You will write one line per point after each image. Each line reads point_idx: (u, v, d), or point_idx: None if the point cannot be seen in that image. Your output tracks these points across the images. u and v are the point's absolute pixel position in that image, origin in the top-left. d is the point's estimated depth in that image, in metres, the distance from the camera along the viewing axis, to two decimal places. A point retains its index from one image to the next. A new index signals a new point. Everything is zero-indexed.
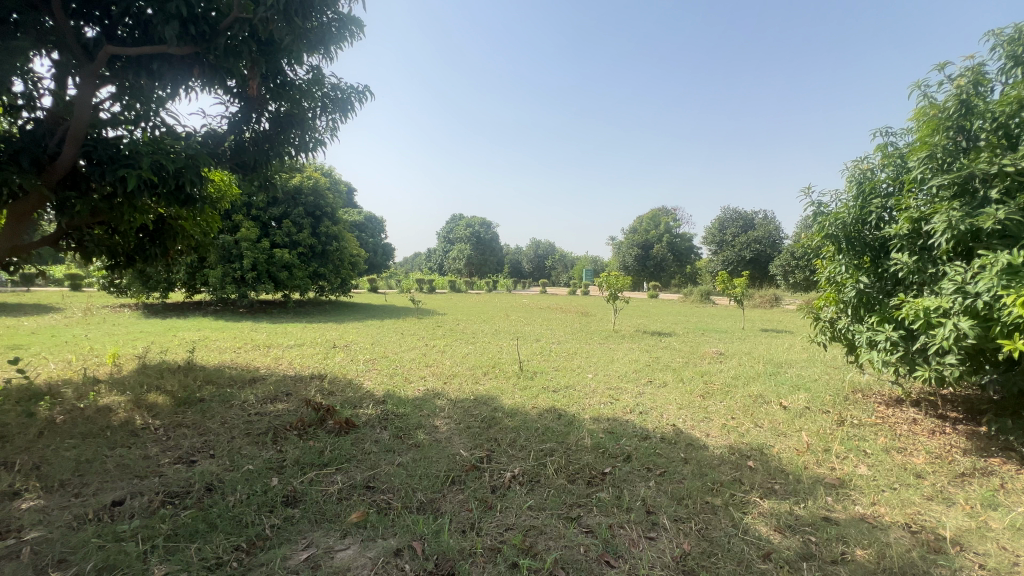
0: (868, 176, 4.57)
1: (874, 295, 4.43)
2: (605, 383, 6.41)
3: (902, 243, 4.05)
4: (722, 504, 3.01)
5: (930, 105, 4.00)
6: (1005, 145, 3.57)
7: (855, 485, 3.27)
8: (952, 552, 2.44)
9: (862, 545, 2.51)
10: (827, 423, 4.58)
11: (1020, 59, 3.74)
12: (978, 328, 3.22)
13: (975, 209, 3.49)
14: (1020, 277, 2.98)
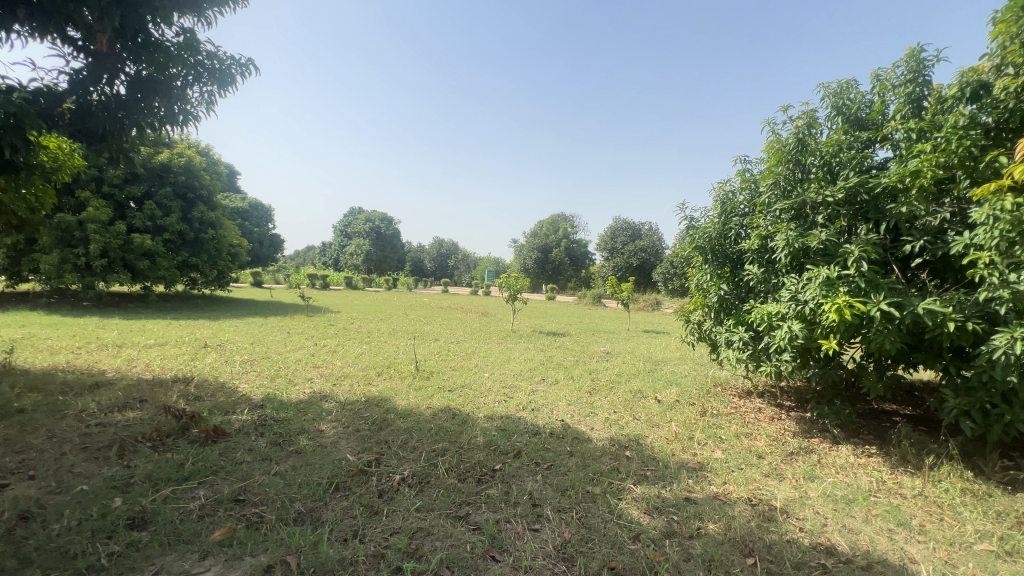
0: (729, 197, 5.23)
1: (731, 301, 5.08)
2: (502, 382, 6.53)
3: (754, 256, 4.69)
4: (600, 492, 3.23)
5: (776, 140, 4.70)
6: (828, 178, 4.31)
7: (712, 468, 3.71)
8: (780, 519, 2.88)
9: (714, 520, 2.86)
10: (692, 414, 5.16)
11: (841, 110, 4.55)
12: (806, 330, 3.84)
13: (806, 231, 4.18)
14: (834, 288, 3.60)
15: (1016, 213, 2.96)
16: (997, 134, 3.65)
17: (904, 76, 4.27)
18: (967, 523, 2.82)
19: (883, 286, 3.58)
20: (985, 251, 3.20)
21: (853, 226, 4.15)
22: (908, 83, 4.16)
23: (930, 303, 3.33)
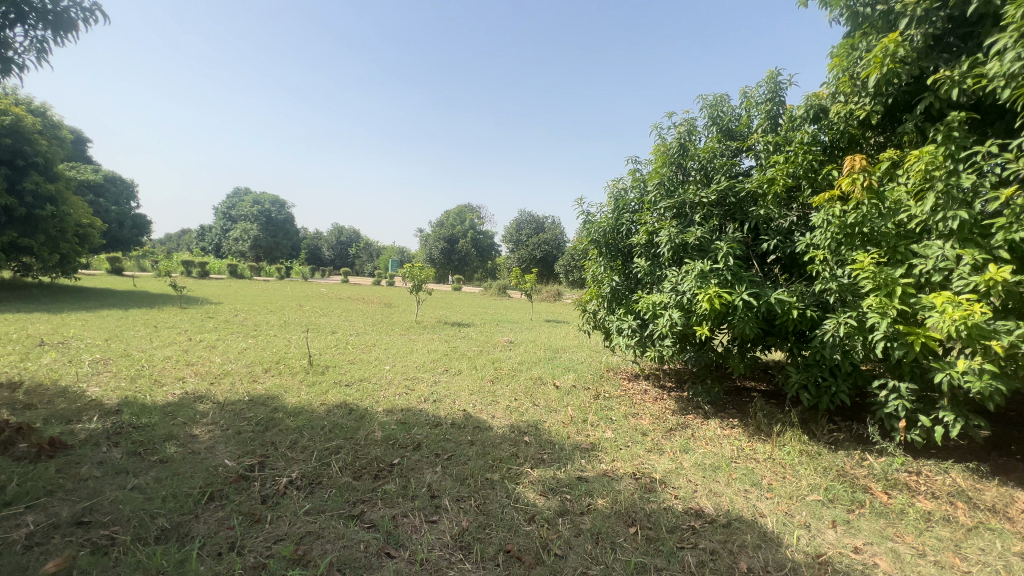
0: (622, 194, 5.60)
1: (622, 291, 5.46)
2: (403, 374, 6.34)
3: (642, 250, 5.07)
4: (499, 478, 3.29)
5: (662, 143, 5.12)
6: (704, 181, 4.79)
7: (602, 447, 3.98)
8: (659, 489, 3.18)
9: (603, 495, 3.07)
10: (587, 397, 5.48)
11: (715, 120, 5.08)
12: (684, 318, 4.25)
13: (684, 228, 4.61)
14: (707, 280, 4.03)
15: (842, 218, 3.55)
16: (831, 151, 4.33)
17: (765, 95, 4.88)
18: (803, 479, 3.34)
19: (745, 278, 4.08)
20: (820, 250, 3.80)
21: (723, 225, 4.66)
22: (768, 102, 4.76)
23: (780, 293, 3.86)
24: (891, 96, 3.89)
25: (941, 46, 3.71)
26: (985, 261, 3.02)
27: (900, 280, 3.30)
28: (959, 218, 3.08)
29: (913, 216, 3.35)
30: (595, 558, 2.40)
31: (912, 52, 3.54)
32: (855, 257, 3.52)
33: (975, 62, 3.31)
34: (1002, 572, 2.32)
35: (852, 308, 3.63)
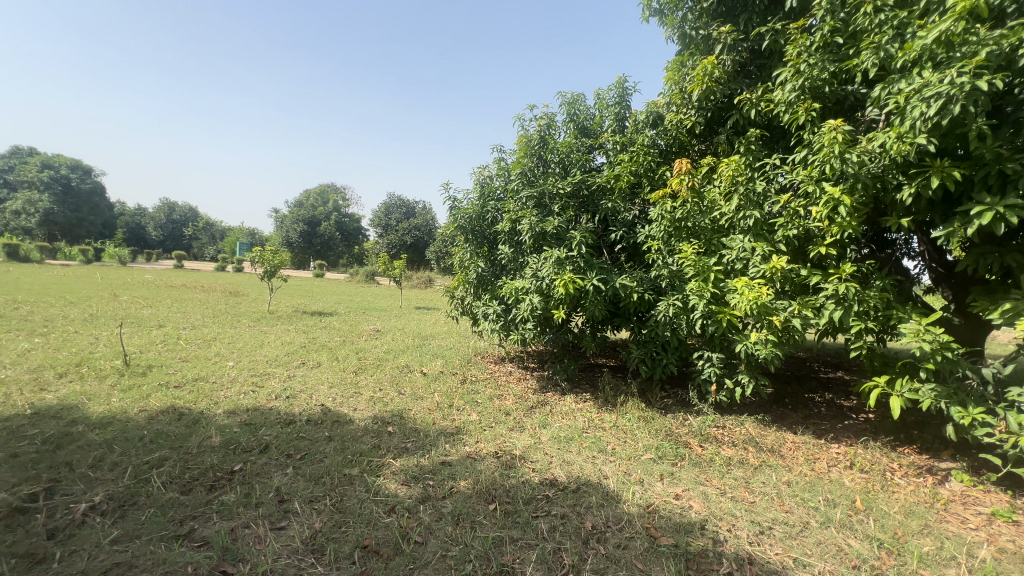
0: (487, 182, 5.70)
1: (487, 277, 5.58)
2: (249, 371, 5.66)
3: (506, 237, 5.23)
4: (358, 472, 3.14)
5: (524, 134, 5.32)
6: (562, 174, 5.11)
7: (467, 430, 4.04)
8: (518, 465, 3.35)
9: (465, 477, 3.12)
10: (453, 383, 5.52)
11: (572, 117, 5.43)
12: (543, 302, 4.51)
13: (544, 218, 4.87)
14: (563, 267, 4.32)
15: (672, 213, 4.08)
16: (666, 154, 4.95)
17: (614, 99, 5.36)
18: (639, 441, 3.81)
19: (595, 265, 4.47)
20: (656, 240, 4.33)
21: (578, 215, 5.03)
22: (616, 105, 5.23)
23: (624, 279, 4.33)
24: (710, 110, 4.56)
25: (745, 73, 4.45)
26: (770, 252, 3.75)
27: (713, 267, 3.93)
28: (754, 217, 3.77)
29: (723, 214, 4.01)
30: (456, 539, 2.44)
31: (724, 75, 4.20)
32: (681, 247, 4.08)
33: (766, 89, 4.05)
34: (775, 498, 2.94)
35: (679, 292, 4.22)
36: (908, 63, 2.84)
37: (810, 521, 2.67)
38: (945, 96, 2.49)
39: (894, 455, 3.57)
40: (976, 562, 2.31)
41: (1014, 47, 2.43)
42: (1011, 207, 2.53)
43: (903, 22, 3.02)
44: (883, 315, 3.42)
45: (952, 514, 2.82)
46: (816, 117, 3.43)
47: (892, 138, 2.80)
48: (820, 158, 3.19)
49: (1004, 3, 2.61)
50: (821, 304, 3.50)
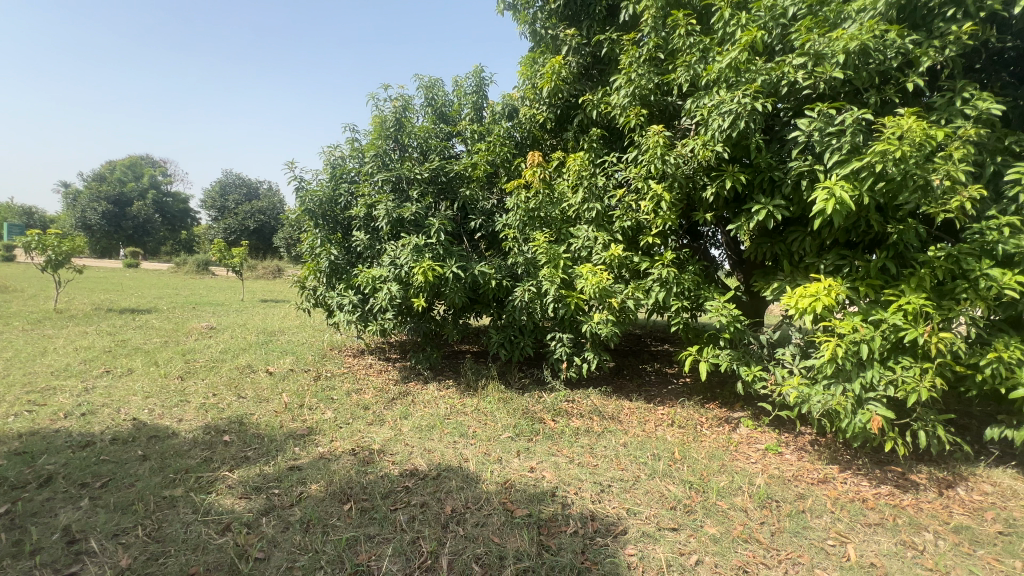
0: (339, 163, 5.32)
1: (342, 266, 5.22)
2: (24, 386, 4.45)
3: (361, 224, 4.94)
4: (182, 493, 2.70)
5: (379, 115, 5.08)
6: (420, 159, 5.01)
7: (321, 430, 3.76)
8: (377, 460, 3.23)
9: (317, 480, 2.90)
10: (305, 380, 5.07)
11: (431, 102, 5.36)
12: (402, 291, 4.38)
13: (401, 203, 4.72)
14: (422, 255, 4.25)
15: (527, 203, 4.31)
16: (521, 147, 5.17)
17: (472, 88, 5.41)
18: (499, 422, 3.96)
19: (455, 253, 4.48)
20: (512, 229, 4.51)
21: (437, 202, 4.99)
22: (474, 93, 5.29)
23: (483, 266, 4.43)
24: (559, 107, 4.89)
25: (587, 75, 4.86)
26: (610, 242, 4.18)
27: (563, 255, 4.26)
28: (596, 209, 4.16)
29: (571, 205, 4.35)
30: (305, 548, 2.27)
31: (570, 75, 4.54)
32: (535, 236, 4.33)
33: (605, 93, 4.47)
34: (614, 459, 3.33)
35: (534, 278, 4.48)
36: (710, 82, 3.40)
37: (640, 475, 3.09)
38: (736, 113, 3.04)
39: (703, 411, 4.30)
40: (754, 488, 2.90)
41: (779, 78, 3.06)
42: (777, 206, 3.21)
43: (706, 46, 3.59)
44: (695, 295, 4.07)
45: (740, 454, 3.51)
46: (644, 122, 3.90)
47: (699, 144, 3.32)
48: (647, 159, 3.64)
49: (773, 42, 3.26)
50: (649, 286, 4.03)
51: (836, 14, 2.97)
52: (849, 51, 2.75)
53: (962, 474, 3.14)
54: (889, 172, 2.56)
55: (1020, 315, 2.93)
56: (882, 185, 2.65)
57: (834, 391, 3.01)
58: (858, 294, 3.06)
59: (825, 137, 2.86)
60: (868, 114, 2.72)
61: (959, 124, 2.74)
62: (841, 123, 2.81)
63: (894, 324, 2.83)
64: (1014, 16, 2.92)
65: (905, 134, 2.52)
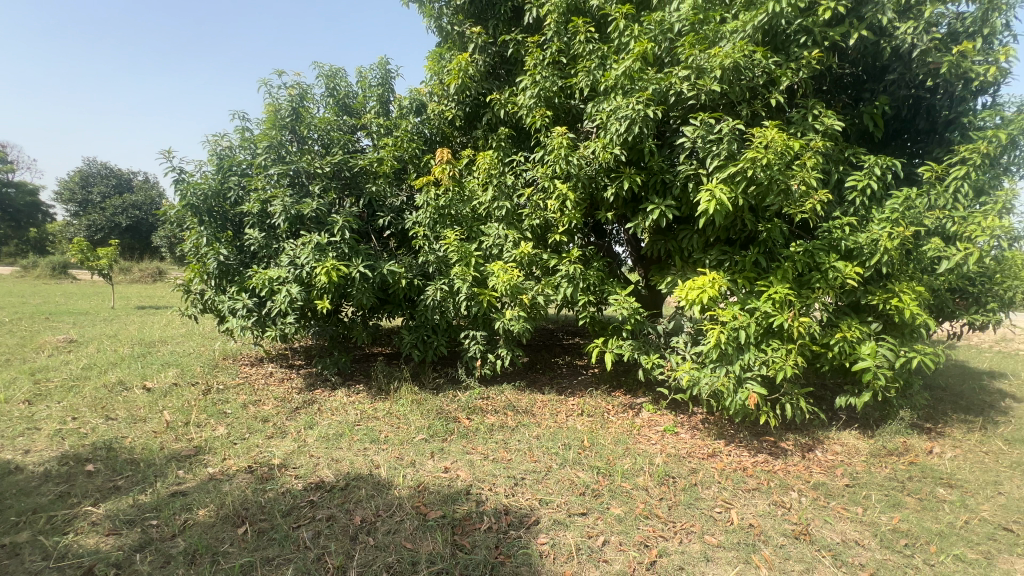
0: (227, 154, 4.84)
1: (233, 267, 4.76)
2: None
3: (254, 220, 4.54)
4: (29, 537, 2.29)
5: (273, 103, 4.71)
6: (321, 152, 4.72)
7: (210, 448, 3.39)
8: (277, 475, 2.99)
9: (205, 504, 2.61)
10: (192, 394, 4.55)
11: (332, 92, 5.09)
12: (303, 293, 4.09)
13: (300, 199, 4.42)
14: (325, 254, 4.01)
15: (436, 201, 4.25)
16: (430, 143, 5.08)
17: (377, 80, 5.21)
18: (412, 424, 3.87)
19: (361, 251, 4.29)
20: (422, 227, 4.42)
21: (341, 198, 4.73)
22: (379, 86, 5.11)
23: (392, 265, 4.29)
24: (467, 105, 4.88)
25: (495, 74, 4.90)
26: (520, 239, 4.27)
27: (474, 253, 4.27)
28: (506, 207, 4.22)
29: (481, 203, 4.36)
30: None
31: (477, 73, 4.55)
32: (445, 234, 4.29)
33: (512, 93, 4.55)
34: (527, 452, 3.41)
35: (445, 276, 4.43)
36: (607, 88, 3.60)
37: (552, 465, 3.19)
38: (630, 118, 3.25)
39: (609, 399, 4.56)
40: (654, 468, 3.14)
41: (667, 89, 3.32)
42: (669, 206, 3.49)
43: (604, 54, 3.79)
44: (600, 289, 4.30)
45: (642, 436, 3.77)
46: (549, 123, 4.03)
47: (600, 147, 3.50)
48: (552, 159, 3.77)
49: (662, 54, 3.52)
50: (558, 282, 4.18)
51: (714, 33, 3.29)
52: (724, 67, 3.06)
53: (819, 439, 3.66)
54: (758, 176, 2.89)
55: (859, 300, 3.47)
56: (753, 188, 2.99)
57: (718, 373, 3.35)
58: (737, 285, 3.43)
59: (706, 144, 3.16)
60: (740, 124, 3.05)
61: (811, 137, 3.18)
62: (719, 132, 3.13)
63: (765, 311, 3.21)
64: (849, 47, 3.44)
65: (770, 144, 2.86)
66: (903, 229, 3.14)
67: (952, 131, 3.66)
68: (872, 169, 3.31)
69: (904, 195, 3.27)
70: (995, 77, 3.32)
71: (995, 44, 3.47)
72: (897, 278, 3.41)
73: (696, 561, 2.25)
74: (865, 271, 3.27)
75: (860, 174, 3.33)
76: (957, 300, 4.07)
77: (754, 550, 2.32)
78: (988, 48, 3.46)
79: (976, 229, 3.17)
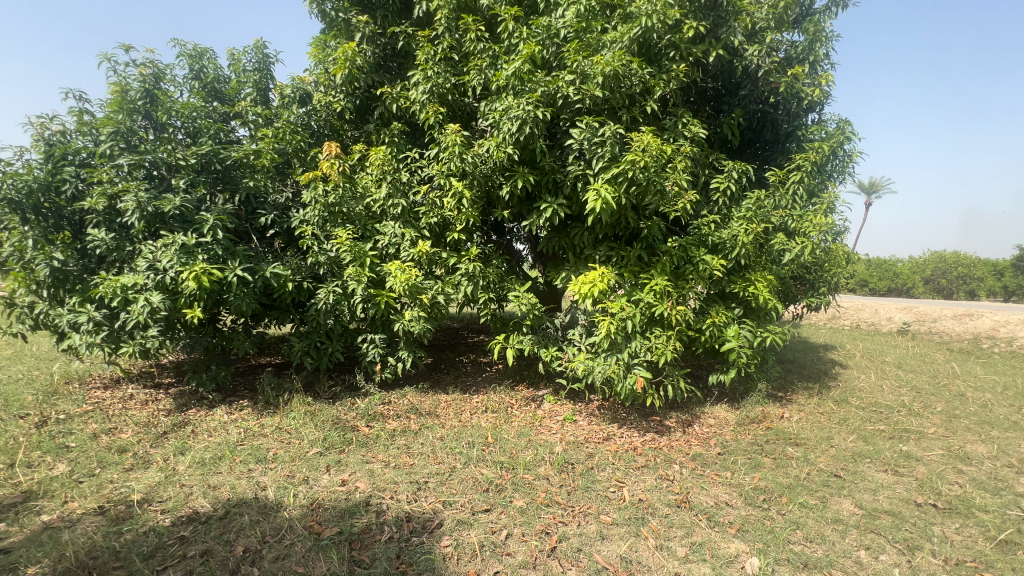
0: (60, 139, 4.08)
1: (73, 274, 4.02)
2: None
3: (100, 219, 3.87)
4: None
5: (119, 82, 4.07)
6: (186, 141, 4.18)
7: (46, 491, 2.83)
8: (138, 513, 2.59)
9: (39, 559, 2.18)
10: (20, 429, 3.76)
11: (196, 75, 4.55)
12: (168, 301, 3.58)
13: (159, 194, 3.87)
14: (193, 256, 3.55)
15: (325, 198, 3.99)
16: (318, 136, 4.76)
17: (252, 65, 4.77)
18: (305, 438, 3.59)
19: (239, 253, 3.87)
20: (310, 225, 4.13)
21: (212, 193, 4.23)
22: (255, 71, 4.66)
23: (276, 267, 3.93)
24: (357, 97, 4.65)
25: (385, 67, 4.71)
26: (417, 238, 4.17)
27: (369, 253, 4.08)
28: (401, 205, 4.10)
29: (375, 201, 4.18)
30: None
31: (366, 64, 4.34)
32: (337, 233, 4.04)
33: (404, 87, 4.42)
34: (430, 455, 3.34)
35: (338, 278, 4.18)
36: (499, 88, 3.65)
37: (456, 465, 3.17)
38: (522, 119, 3.33)
39: (513, 393, 4.65)
40: (554, 457, 3.26)
41: (555, 92, 3.45)
42: (561, 205, 3.65)
43: (495, 54, 3.84)
44: (499, 287, 4.35)
45: (544, 427, 3.90)
46: (442, 120, 3.98)
47: (493, 146, 3.54)
48: (447, 157, 3.74)
49: (550, 58, 3.66)
50: (458, 281, 4.15)
51: (596, 42, 3.49)
52: (605, 74, 3.26)
53: (696, 414, 4.08)
54: (637, 177, 3.14)
55: (724, 289, 3.93)
56: (634, 188, 3.23)
57: (610, 361, 3.58)
58: (623, 279, 3.69)
59: (592, 146, 3.35)
60: (620, 128, 3.28)
61: (681, 142, 3.52)
62: (602, 135, 3.33)
63: (647, 302, 3.50)
64: (710, 64, 3.87)
65: (646, 148, 3.12)
66: (755, 225, 3.61)
67: (791, 142, 4.26)
68: (731, 173, 3.76)
69: (756, 196, 3.77)
70: (819, 97, 3.95)
71: (818, 70, 4.13)
72: (753, 268, 3.91)
73: (592, 541, 2.37)
74: (728, 263, 3.71)
75: (722, 177, 3.76)
76: (799, 286, 4.79)
77: (643, 522, 2.51)
78: (813, 73, 4.10)
79: (809, 226, 3.75)
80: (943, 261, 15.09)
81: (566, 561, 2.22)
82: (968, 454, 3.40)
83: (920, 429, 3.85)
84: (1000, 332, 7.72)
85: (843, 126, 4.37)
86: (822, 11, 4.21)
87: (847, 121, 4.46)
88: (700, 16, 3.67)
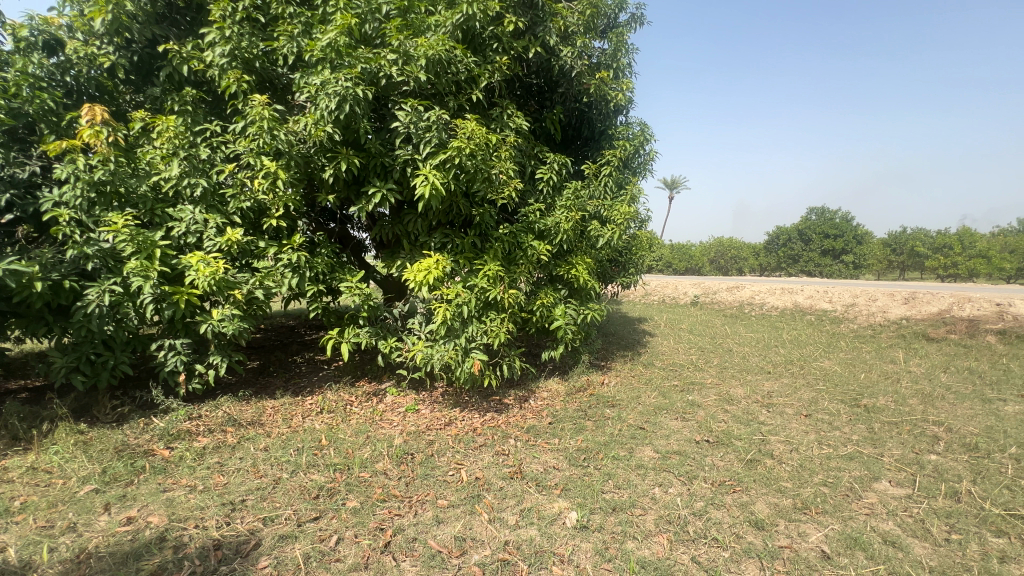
0: None
1: None
2: None
3: None
4: None
5: None
6: None
7: None
8: None
9: None
10: None
11: None
12: None
13: None
14: None
15: (89, 173, 3.17)
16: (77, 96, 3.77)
17: None
18: (73, 474, 2.85)
19: None
20: (69, 208, 3.25)
21: None
22: None
23: (13, 262, 2.99)
24: (133, 52, 3.81)
25: (170, 19, 3.95)
26: (223, 224, 3.60)
27: (159, 243, 3.39)
28: (201, 186, 3.49)
29: (164, 180, 3.49)
30: None
31: (140, 11, 3.57)
32: (109, 218, 3.26)
33: (197, 47, 3.76)
34: (249, 469, 2.96)
35: (116, 274, 3.38)
36: (315, 60, 3.35)
37: (281, 476, 2.86)
38: (341, 95, 3.08)
39: (352, 390, 4.39)
40: (393, 450, 3.17)
41: (377, 70, 3.29)
42: (391, 190, 3.51)
43: (309, 21, 3.52)
44: (330, 278, 4.02)
45: (385, 421, 3.76)
46: (248, 88, 3.48)
47: (311, 123, 3.24)
48: (255, 132, 3.30)
49: (372, 34, 3.46)
50: (280, 273, 3.72)
51: (419, 23, 3.42)
52: (429, 57, 3.22)
53: (532, 389, 4.39)
54: (465, 164, 3.18)
55: (552, 272, 4.26)
56: (462, 175, 3.27)
57: (448, 347, 3.60)
58: (459, 265, 3.74)
59: (419, 130, 3.30)
60: (446, 114, 3.28)
61: (506, 132, 3.68)
62: (429, 120, 3.29)
63: (481, 286, 3.60)
64: (530, 59, 4.11)
65: (471, 135, 3.18)
66: (574, 213, 3.98)
67: (603, 140, 4.80)
68: (553, 165, 4.08)
69: (574, 186, 4.14)
70: (622, 102, 4.51)
71: (622, 76, 4.68)
72: (575, 252, 4.31)
73: (428, 527, 2.37)
74: (553, 247, 4.02)
75: (545, 168, 4.05)
76: (614, 267, 5.46)
77: (478, 500, 2.60)
78: (618, 79, 4.64)
79: (617, 214, 4.28)
80: (721, 245, 18.85)
81: (399, 554, 2.19)
82: (731, 396, 4.30)
83: (701, 381, 4.75)
84: (755, 300, 9.93)
85: (644, 128, 5.05)
86: (623, 25, 4.78)
87: (647, 125, 5.17)
88: (520, 12, 3.87)
